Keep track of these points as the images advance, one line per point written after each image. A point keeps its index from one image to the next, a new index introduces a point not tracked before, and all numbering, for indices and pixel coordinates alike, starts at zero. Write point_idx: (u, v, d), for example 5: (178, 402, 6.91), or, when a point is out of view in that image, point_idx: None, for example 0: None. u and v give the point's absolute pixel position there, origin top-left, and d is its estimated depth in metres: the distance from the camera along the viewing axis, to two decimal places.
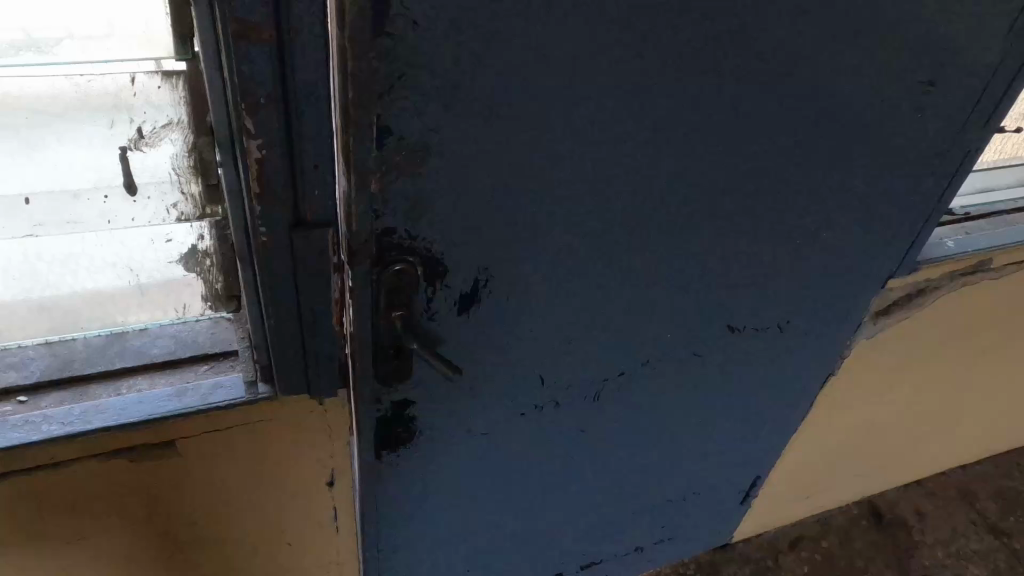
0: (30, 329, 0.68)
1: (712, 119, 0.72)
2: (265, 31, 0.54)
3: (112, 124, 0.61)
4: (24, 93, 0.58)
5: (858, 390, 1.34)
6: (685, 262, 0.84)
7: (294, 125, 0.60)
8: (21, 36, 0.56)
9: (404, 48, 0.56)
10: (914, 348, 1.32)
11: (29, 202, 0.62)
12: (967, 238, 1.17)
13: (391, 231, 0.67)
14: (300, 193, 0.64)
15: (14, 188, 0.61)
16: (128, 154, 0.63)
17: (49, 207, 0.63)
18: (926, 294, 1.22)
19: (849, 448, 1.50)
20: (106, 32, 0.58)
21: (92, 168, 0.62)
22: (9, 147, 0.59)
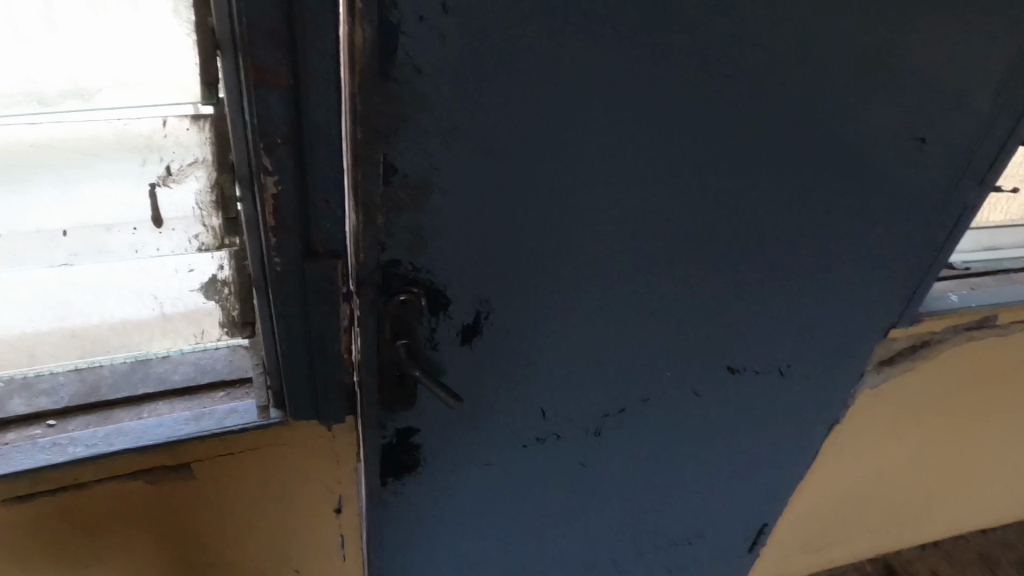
0: (65, 355, 0.75)
1: (704, 161, 0.76)
2: (282, 75, 0.57)
3: (144, 163, 0.64)
4: (69, 139, 0.61)
5: (869, 444, 1.29)
6: (672, 298, 0.86)
7: (307, 162, 0.62)
8: (69, 87, 0.59)
9: (409, 94, 0.60)
10: (920, 401, 1.27)
11: (66, 235, 0.66)
12: (970, 293, 1.15)
13: (396, 262, 0.69)
14: (312, 226, 0.66)
15: (55, 222, 0.65)
16: (157, 189, 0.66)
17: (83, 240, 0.66)
18: (929, 346, 1.16)
19: (862, 501, 1.44)
20: (142, 78, 0.60)
21: (124, 204, 0.66)
22: (50, 182, 0.63)
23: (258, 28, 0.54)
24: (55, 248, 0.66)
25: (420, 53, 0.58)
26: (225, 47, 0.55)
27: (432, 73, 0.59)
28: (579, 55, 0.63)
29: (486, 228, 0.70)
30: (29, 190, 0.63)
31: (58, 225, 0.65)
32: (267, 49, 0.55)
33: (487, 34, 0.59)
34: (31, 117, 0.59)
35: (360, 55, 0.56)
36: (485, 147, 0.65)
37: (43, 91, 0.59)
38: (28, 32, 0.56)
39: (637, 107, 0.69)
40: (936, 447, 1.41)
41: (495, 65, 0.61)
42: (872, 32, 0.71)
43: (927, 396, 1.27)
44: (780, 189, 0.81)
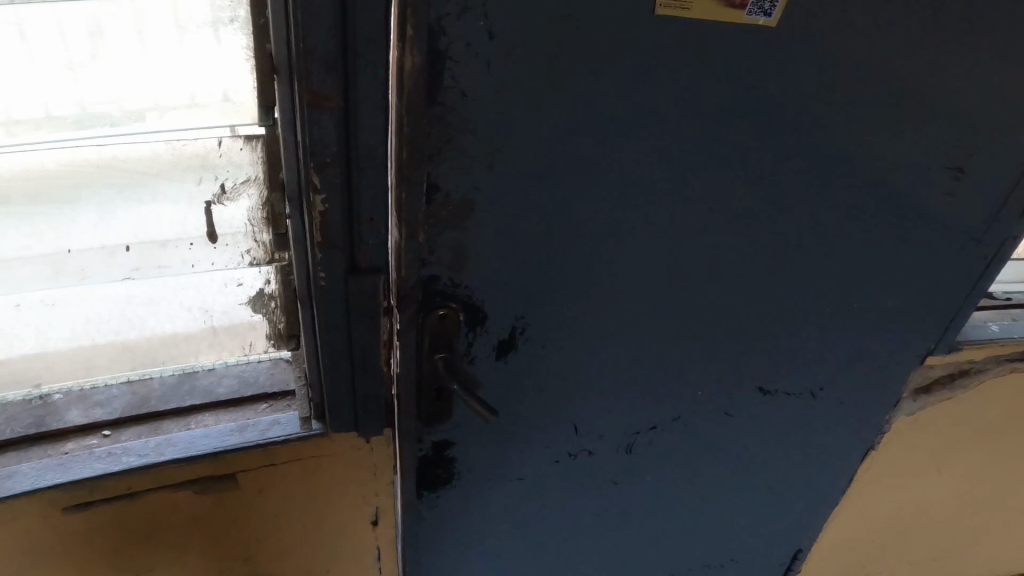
0: (120, 366, 0.79)
1: (738, 182, 0.77)
2: (334, 100, 0.61)
3: (199, 183, 0.68)
4: (131, 161, 0.65)
5: (914, 481, 1.21)
6: (705, 317, 0.86)
7: (354, 180, 0.65)
8: (111, 108, 0.62)
9: (453, 116, 0.63)
10: (962, 440, 1.19)
11: (127, 251, 0.69)
12: (1012, 324, 1.10)
13: (435, 278, 0.71)
14: (356, 243, 0.69)
15: (116, 238, 0.68)
16: (213, 207, 0.69)
17: (145, 255, 0.70)
18: (972, 377, 1.09)
19: (908, 544, 1.35)
20: (193, 98, 0.64)
21: (178, 221, 0.69)
22: (106, 199, 0.66)
23: (314, 54, 0.58)
24: (115, 263, 0.70)
25: (467, 79, 0.61)
26: (283, 73, 0.60)
27: (477, 97, 0.62)
28: (617, 78, 0.66)
29: (525, 247, 0.72)
30: (93, 208, 0.66)
31: (116, 239, 0.68)
32: (322, 73, 0.60)
33: (531, 59, 0.62)
34: (81, 133, 0.63)
35: (407, 79, 0.60)
36: (525, 168, 0.68)
37: (86, 106, 0.62)
38: (85, 59, 0.60)
39: (672, 130, 0.71)
40: (981, 496, 1.30)
41: (536, 89, 0.64)
42: (906, 58, 0.73)
43: (969, 436, 1.19)
44: (814, 212, 0.82)
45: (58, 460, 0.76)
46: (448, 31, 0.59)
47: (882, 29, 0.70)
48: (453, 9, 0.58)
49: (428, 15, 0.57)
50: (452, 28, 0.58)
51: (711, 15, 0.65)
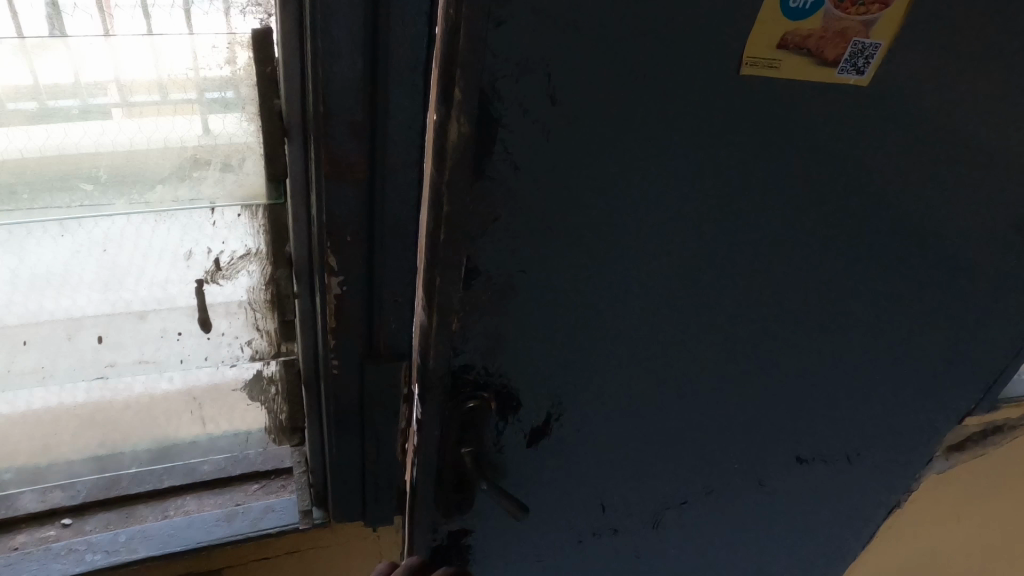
0: (86, 444, 0.68)
1: (798, 249, 0.68)
2: (359, 169, 0.50)
3: (188, 259, 0.57)
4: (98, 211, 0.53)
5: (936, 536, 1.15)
6: (747, 388, 0.78)
7: (378, 260, 0.54)
8: (73, 102, 0.48)
9: (505, 193, 0.52)
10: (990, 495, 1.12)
11: (102, 341, 0.59)
12: None
13: (468, 366, 0.60)
14: (376, 326, 0.58)
15: (87, 327, 0.58)
16: (204, 286, 0.59)
17: (119, 344, 0.60)
18: (1005, 433, 1.03)
19: None
20: (162, 91, 0.49)
21: (162, 298, 0.59)
22: (68, 261, 0.55)
23: (337, 118, 0.48)
24: (77, 341, 0.59)
25: (522, 149, 0.50)
26: (295, 136, 0.50)
27: (533, 169, 0.52)
28: (686, 147, 0.56)
29: (567, 330, 0.62)
30: (58, 270, 0.55)
31: (87, 312, 0.58)
32: (346, 139, 0.49)
33: (596, 124, 0.51)
34: (30, 127, 0.49)
35: (451, 149, 0.49)
36: (578, 245, 0.57)
37: (46, 100, 0.48)
38: (43, 40, 0.46)
39: (738, 197, 0.62)
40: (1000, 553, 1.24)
41: (600, 158, 0.53)
42: (994, 120, 0.64)
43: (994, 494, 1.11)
44: (879, 276, 0.74)
45: (9, 558, 0.66)
46: (503, 95, 0.48)
47: (971, 89, 0.62)
48: (512, 68, 0.47)
49: (481, 76, 0.46)
50: (508, 91, 0.48)
51: (799, 72, 0.56)
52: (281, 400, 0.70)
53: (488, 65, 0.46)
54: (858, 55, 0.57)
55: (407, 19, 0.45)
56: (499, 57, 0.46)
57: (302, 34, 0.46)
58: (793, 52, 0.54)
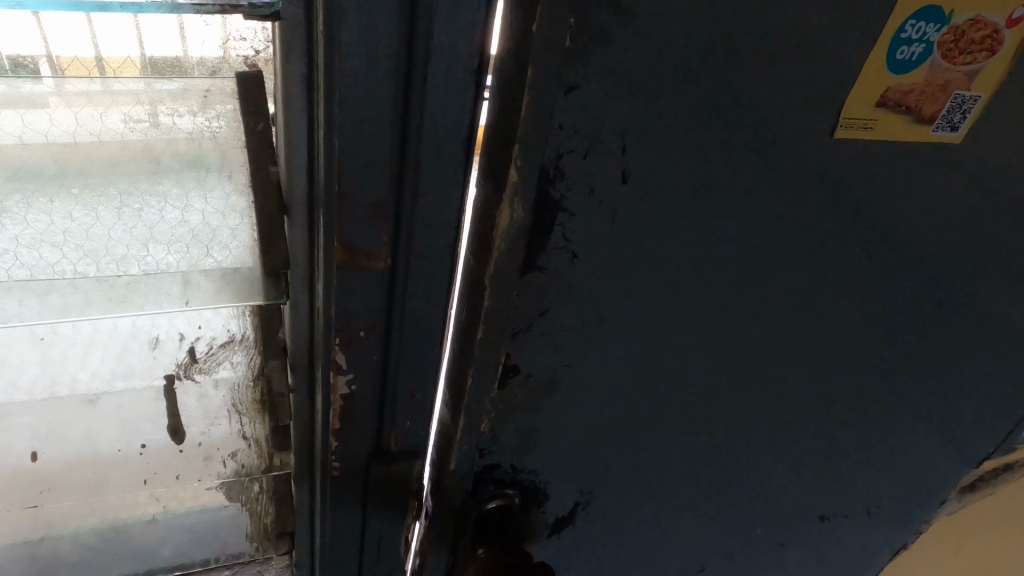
0: (15, 526, 0.57)
1: (868, 328, 0.59)
2: (380, 256, 0.40)
3: (154, 347, 0.47)
4: (31, 278, 0.41)
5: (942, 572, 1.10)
6: (788, 463, 0.69)
7: (395, 357, 0.45)
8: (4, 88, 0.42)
9: (557, 285, 0.43)
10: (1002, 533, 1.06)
11: (37, 458, 0.50)
12: None
13: (493, 466, 0.52)
14: (387, 426, 0.49)
15: (21, 442, 0.49)
16: (175, 383, 0.49)
17: (65, 458, 0.50)
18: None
19: None
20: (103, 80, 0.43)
21: (120, 376, 0.48)
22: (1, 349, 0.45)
23: (354, 199, 0.38)
24: (10, 428, 0.48)
25: (582, 233, 0.41)
26: (298, 214, 0.40)
27: (593, 256, 0.42)
28: (767, 227, 0.46)
29: (604, 421, 0.53)
30: None
31: (21, 399, 0.47)
32: (363, 223, 0.39)
33: (669, 201, 0.42)
34: None
35: (499, 236, 0.40)
36: (629, 335, 0.48)
37: None
38: None
39: (814, 277, 0.52)
40: None
41: (668, 240, 0.44)
42: None
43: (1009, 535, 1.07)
44: (945, 346, 0.65)
45: None
46: (568, 176, 0.38)
47: None
48: (580, 143, 0.37)
49: (543, 157, 0.37)
50: (574, 170, 0.38)
51: (894, 132, 0.45)
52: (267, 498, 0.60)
53: (551, 141, 0.37)
54: (956, 110, 0.46)
55: (449, 80, 0.35)
56: (567, 130, 0.36)
57: (312, 96, 0.35)
58: (891, 110, 0.44)
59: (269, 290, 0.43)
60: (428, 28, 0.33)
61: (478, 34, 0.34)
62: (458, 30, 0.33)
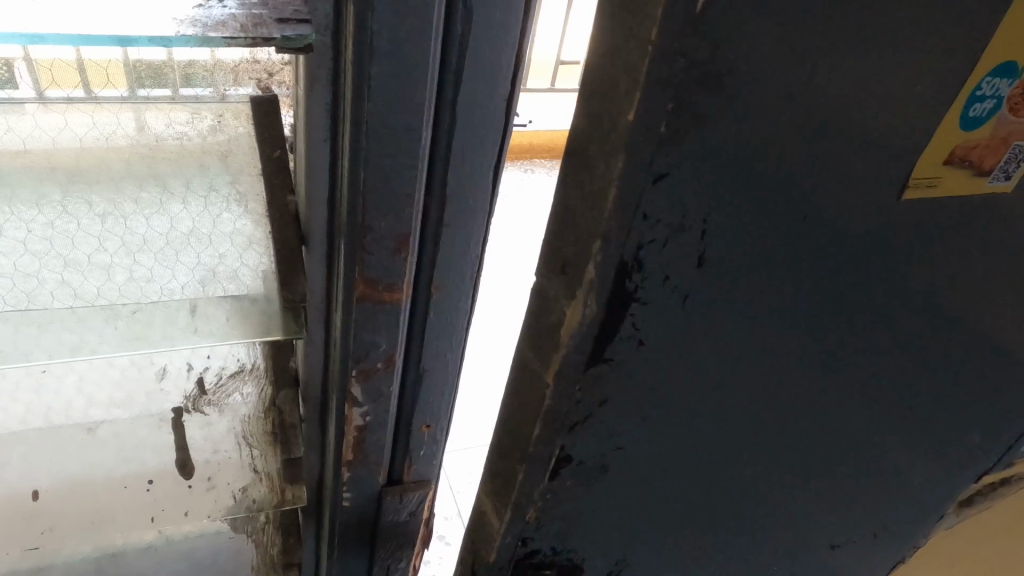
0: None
1: (938, 383, 0.50)
2: (401, 287, 0.39)
3: (163, 379, 0.48)
4: (29, 307, 0.38)
5: None
6: (833, 525, 0.60)
7: (410, 385, 0.44)
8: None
9: (620, 382, 0.36)
10: None
11: (37, 498, 0.45)
12: None
13: (534, 552, 0.46)
14: (401, 455, 0.48)
15: (18, 480, 0.46)
16: (183, 417, 0.47)
17: (64, 499, 0.45)
18: None
19: None
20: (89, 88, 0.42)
21: (120, 403, 0.47)
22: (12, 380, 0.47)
23: (377, 234, 0.36)
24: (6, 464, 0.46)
25: (648, 323, 0.34)
26: (317, 247, 0.39)
27: (658, 343, 0.35)
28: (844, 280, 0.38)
29: (636, 492, 0.46)
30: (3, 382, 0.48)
31: (16, 431, 0.46)
32: (386, 256, 0.37)
33: (747, 279, 0.35)
34: None
35: (563, 337, 0.33)
36: (679, 427, 0.42)
37: None
38: None
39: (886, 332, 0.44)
40: None
41: (745, 319, 0.37)
42: None
43: None
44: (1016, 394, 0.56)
45: None
46: (648, 270, 0.31)
47: None
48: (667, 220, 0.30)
49: (621, 251, 0.30)
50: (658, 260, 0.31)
51: (961, 191, 0.37)
52: (272, 530, 0.58)
53: (629, 232, 0.29)
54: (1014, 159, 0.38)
55: (482, 110, 0.34)
56: (649, 218, 0.29)
57: (336, 123, 0.34)
58: (961, 169, 0.36)
59: (289, 325, 0.41)
60: (460, 56, 0.32)
61: (512, 64, 0.33)
62: (492, 60, 0.33)
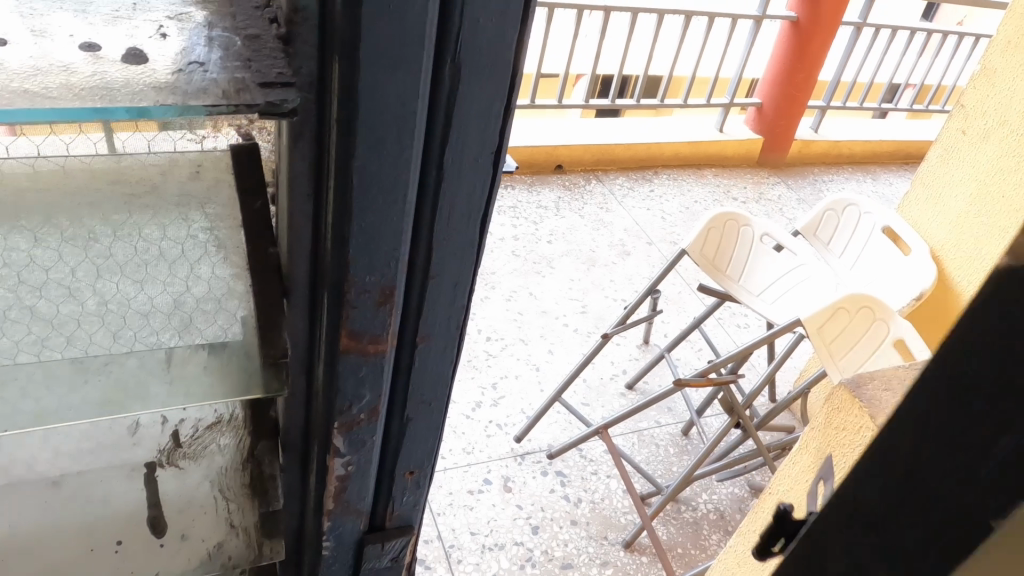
0: None
1: None
2: (386, 339, 0.38)
3: (136, 434, 0.47)
4: None
5: None
6: None
7: (392, 433, 0.44)
8: None
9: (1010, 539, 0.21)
10: None
11: None
12: None
13: None
14: (385, 503, 0.47)
15: None
16: (157, 471, 0.45)
17: (23, 565, 0.42)
18: None
19: None
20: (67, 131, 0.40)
21: (87, 453, 0.45)
22: None
23: (362, 288, 0.35)
24: None
25: None
26: (298, 297, 0.38)
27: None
28: None
29: None
30: None
31: None
32: (370, 311, 0.36)
33: None
34: None
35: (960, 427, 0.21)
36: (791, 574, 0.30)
37: None
38: None
39: None
40: None
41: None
42: None
43: None
44: None
45: None
46: None
47: None
48: None
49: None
50: None
51: None
52: None
53: None
54: None
55: (471, 163, 0.34)
56: None
57: (320, 177, 0.33)
58: None
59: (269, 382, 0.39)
60: (448, 111, 0.32)
61: (500, 118, 0.33)
62: (481, 115, 0.32)
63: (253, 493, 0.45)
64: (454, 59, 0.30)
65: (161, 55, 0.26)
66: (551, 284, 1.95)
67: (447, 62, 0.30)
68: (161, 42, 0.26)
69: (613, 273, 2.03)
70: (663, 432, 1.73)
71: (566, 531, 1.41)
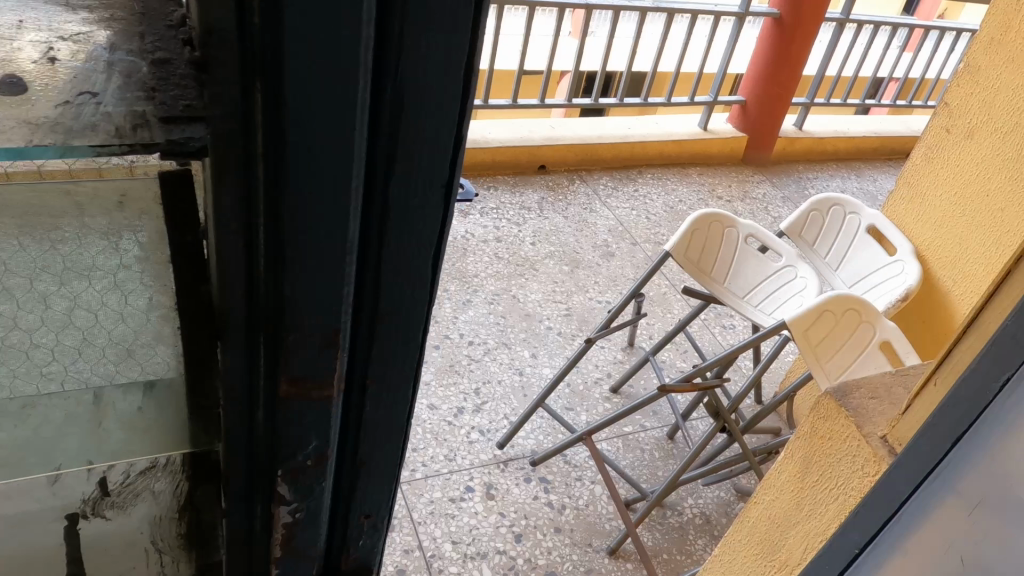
0: None
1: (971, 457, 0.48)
2: (331, 383, 0.35)
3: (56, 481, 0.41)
4: None
5: None
6: None
7: (345, 476, 0.40)
8: None
9: None
10: None
11: None
12: None
13: None
14: (340, 546, 0.44)
15: None
16: (80, 523, 0.41)
17: None
18: None
19: None
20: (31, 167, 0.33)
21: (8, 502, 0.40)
22: None
23: (302, 330, 0.32)
24: None
25: None
26: None
27: None
28: None
29: None
30: None
31: None
32: (313, 355, 0.33)
33: None
34: None
35: None
36: None
37: None
38: None
39: None
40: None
41: None
42: None
43: None
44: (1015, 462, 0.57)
45: None
46: None
47: None
48: None
49: None
50: None
51: None
52: None
53: None
54: None
55: (419, 195, 0.31)
56: None
57: None
58: None
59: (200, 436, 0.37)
60: (392, 141, 0.29)
61: (451, 147, 0.30)
62: (430, 145, 0.29)
63: (190, 544, 0.44)
64: (396, 85, 0.27)
65: (46, 84, 0.24)
66: (534, 286, 1.93)
67: (389, 88, 0.27)
68: (47, 67, 0.25)
69: (597, 275, 2.00)
70: (648, 436, 1.71)
71: (549, 538, 1.38)
